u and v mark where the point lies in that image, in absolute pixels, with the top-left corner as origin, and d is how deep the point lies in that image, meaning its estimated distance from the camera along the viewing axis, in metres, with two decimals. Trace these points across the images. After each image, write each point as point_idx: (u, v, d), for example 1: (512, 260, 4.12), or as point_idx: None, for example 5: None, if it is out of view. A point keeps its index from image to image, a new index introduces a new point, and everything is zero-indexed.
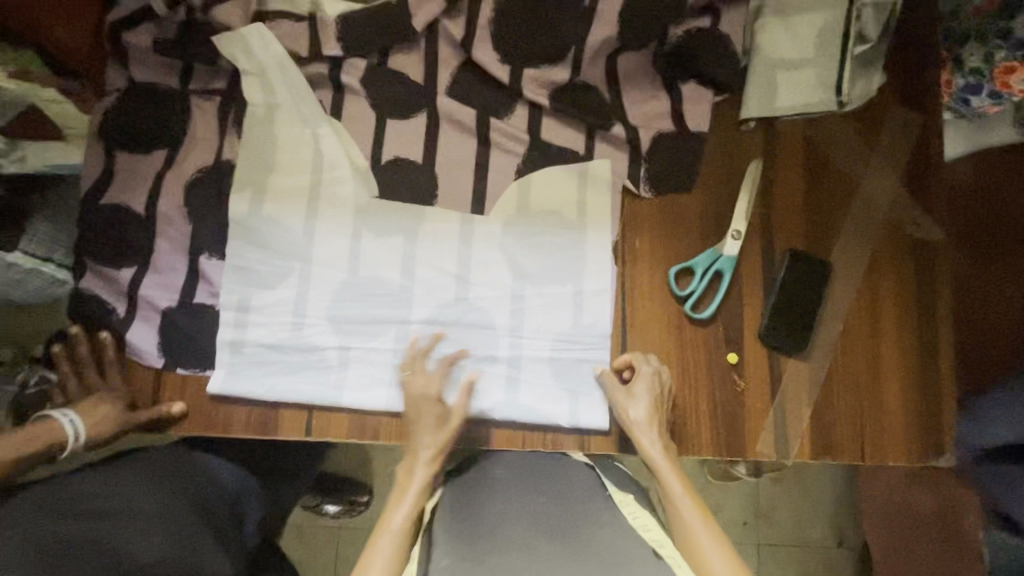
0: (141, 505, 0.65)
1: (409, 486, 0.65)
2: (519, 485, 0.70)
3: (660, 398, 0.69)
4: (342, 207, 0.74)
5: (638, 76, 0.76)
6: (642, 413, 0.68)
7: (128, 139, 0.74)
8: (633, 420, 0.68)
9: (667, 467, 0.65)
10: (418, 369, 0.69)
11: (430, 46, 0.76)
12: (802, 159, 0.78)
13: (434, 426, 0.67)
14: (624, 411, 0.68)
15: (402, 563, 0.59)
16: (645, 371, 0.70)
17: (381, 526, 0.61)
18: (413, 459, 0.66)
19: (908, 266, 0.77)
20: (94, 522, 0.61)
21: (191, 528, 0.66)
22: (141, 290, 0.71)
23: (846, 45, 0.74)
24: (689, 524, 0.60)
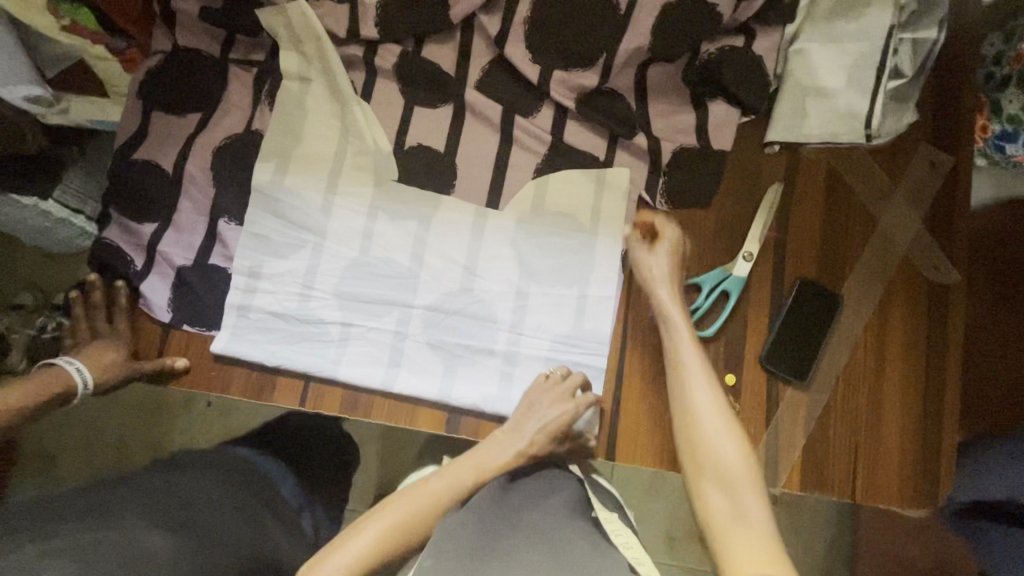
0: (195, 474, 0.74)
1: (502, 448, 0.67)
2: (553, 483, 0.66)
3: (681, 262, 0.72)
4: (362, 186, 0.75)
5: (667, 88, 0.76)
6: (663, 270, 0.70)
7: (164, 100, 0.77)
8: (652, 279, 0.70)
9: (678, 314, 0.69)
10: (566, 386, 0.70)
11: (465, 38, 0.77)
12: (823, 188, 0.77)
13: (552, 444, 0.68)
14: (647, 267, 0.71)
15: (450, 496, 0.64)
16: (672, 236, 0.72)
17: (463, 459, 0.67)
18: (511, 441, 0.67)
19: (919, 306, 0.76)
20: (176, 494, 0.69)
21: (256, 503, 0.75)
22: (159, 246, 0.73)
23: (880, 78, 0.73)
24: (687, 378, 0.65)
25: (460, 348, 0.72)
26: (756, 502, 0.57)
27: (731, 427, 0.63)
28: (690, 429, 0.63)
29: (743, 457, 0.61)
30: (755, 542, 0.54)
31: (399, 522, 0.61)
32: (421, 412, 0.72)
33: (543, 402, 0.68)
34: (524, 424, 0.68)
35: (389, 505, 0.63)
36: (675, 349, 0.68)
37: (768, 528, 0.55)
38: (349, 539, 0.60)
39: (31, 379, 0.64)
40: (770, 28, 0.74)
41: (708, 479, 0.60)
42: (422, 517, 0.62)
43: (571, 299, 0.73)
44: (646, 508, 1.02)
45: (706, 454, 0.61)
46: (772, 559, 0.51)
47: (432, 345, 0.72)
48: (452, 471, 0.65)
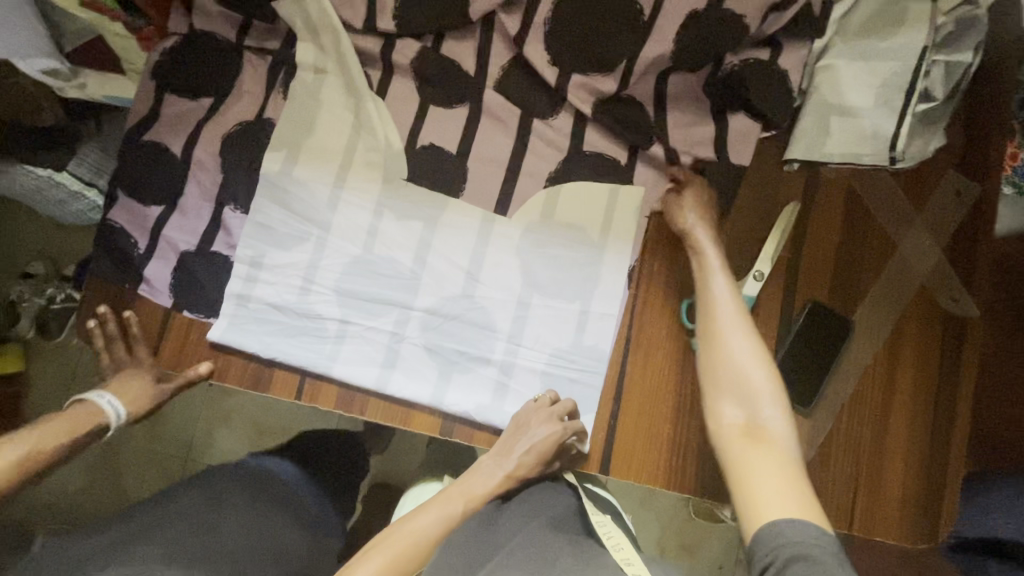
0: (201, 493, 0.74)
1: (496, 470, 0.69)
2: (542, 506, 0.66)
3: (710, 203, 0.72)
4: (369, 182, 0.74)
5: (687, 98, 0.74)
6: (693, 214, 0.70)
7: (178, 84, 0.76)
8: (689, 225, 0.70)
9: (709, 242, 0.69)
10: (551, 411, 0.69)
11: (484, 36, 0.76)
12: (841, 209, 0.75)
13: (534, 465, 0.69)
14: (682, 214, 0.71)
15: (444, 529, 0.65)
16: (697, 182, 0.72)
17: (455, 491, 0.69)
18: (498, 466, 0.69)
19: (934, 337, 0.74)
20: (187, 515, 0.70)
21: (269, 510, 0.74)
22: (164, 230, 0.73)
23: (910, 99, 0.70)
24: (714, 302, 0.66)
25: (457, 354, 0.71)
26: (777, 419, 0.59)
27: (761, 350, 0.63)
28: (714, 356, 0.64)
29: (773, 381, 0.61)
30: (778, 463, 0.56)
31: (400, 552, 0.62)
32: (414, 416, 0.71)
33: (531, 423, 0.68)
34: (514, 446, 0.68)
35: (385, 538, 0.64)
36: (705, 275, 0.68)
37: (791, 450, 0.58)
38: (355, 567, 0.61)
39: (64, 425, 0.67)
40: (799, 42, 0.72)
41: (727, 395, 0.62)
42: (420, 552, 0.63)
43: (572, 313, 0.72)
44: (636, 516, 1.01)
45: (727, 372, 0.62)
46: (795, 482, 0.54)
47: (430, 350, 0.71)
48: (442, 502, 0.67)
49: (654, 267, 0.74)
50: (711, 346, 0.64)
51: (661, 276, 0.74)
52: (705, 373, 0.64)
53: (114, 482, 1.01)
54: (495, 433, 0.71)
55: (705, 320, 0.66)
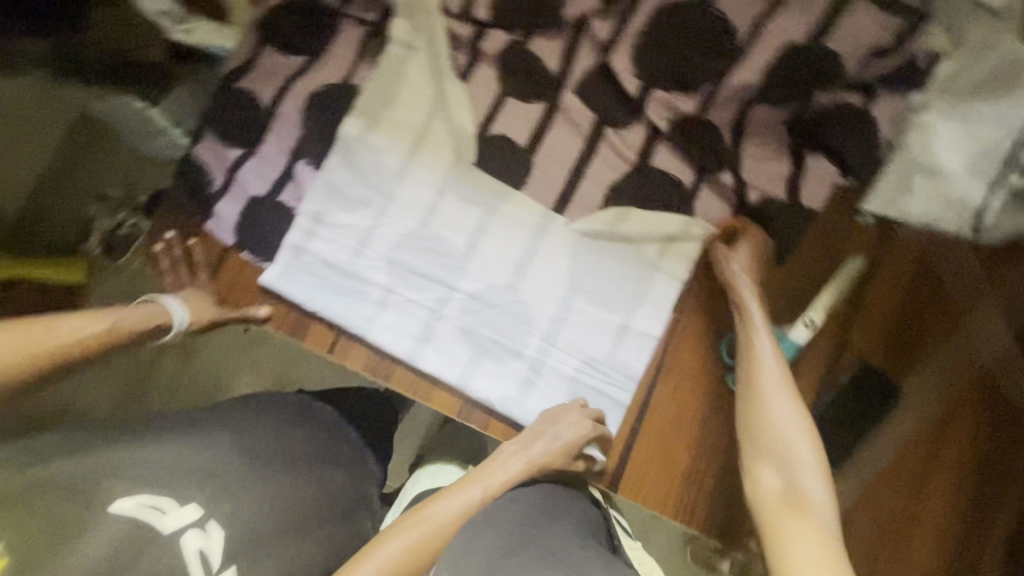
0: (257, 409, 0.62)
1: (529, 454, 0.63)
2: (576, 511, 0.60)
3: (762, 258, 0.70)
4: (440, 160, 0.76)
5: (768, 131, 0.72)
6: (742, 263, 0.68)
7: (277, 40, 0.80)
8: (735, 273, 0.67)
9: (752, 292, 0.66)
10: (580, 409, 0.68)
11: (574, 38, 0.76)
12: (910, 272, 0.72)
13: (557, 455, 0.63)
14: (725, 260, 0.69)
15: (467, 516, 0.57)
16: (751, 231, 0.70)
17: (480, 477, 0.61)
18: (525, 454, 0.63)
19: (990, 425, 0.69)
20: (246, 427, 0.59)
21: (327, 449, 0.64)
22: (240, 172, 0.77)
23: (1004, 170, 0.66)
24: (755, 357, 0.62)
25: (490, 343, 0.72)
26: (820, 489, 0.52)
27: (803, 415, 0.57)
28: (754, 415, 0.59)
29: (819, 453, 0.55)
30: (818, 531, 0.48)
31: (431, 533, 0.55)
32: (437, 392, 0.72)
33: (567, 416, 0.67)
34: (536, 443, 0.64)
35: (415, 523, 0.55)
36: (748, 331, 0.65)
37: (830, 523, 0.50)
38: (383, 538, 0.54)
39: (138, 311, 0.64)
40: (893, 93, 0.70)
41: (763, 457, 0.56)
42: (441, 542, 0.55)
43: (612, 326, 0.71)
44: None
45: (755, 428, 0.58)
46: (841, 555, 0.46)
47: (464, 332, 0.72)
48: (460, 488, 0.59)
49: (700, 296, 0.72)
50: (752, 408, 0.60)
51: (702, 308, 0.72)
52: (746, 428, 0.59)
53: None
54: (511, 427, 0.71)
55: (744, 376, 0.62)
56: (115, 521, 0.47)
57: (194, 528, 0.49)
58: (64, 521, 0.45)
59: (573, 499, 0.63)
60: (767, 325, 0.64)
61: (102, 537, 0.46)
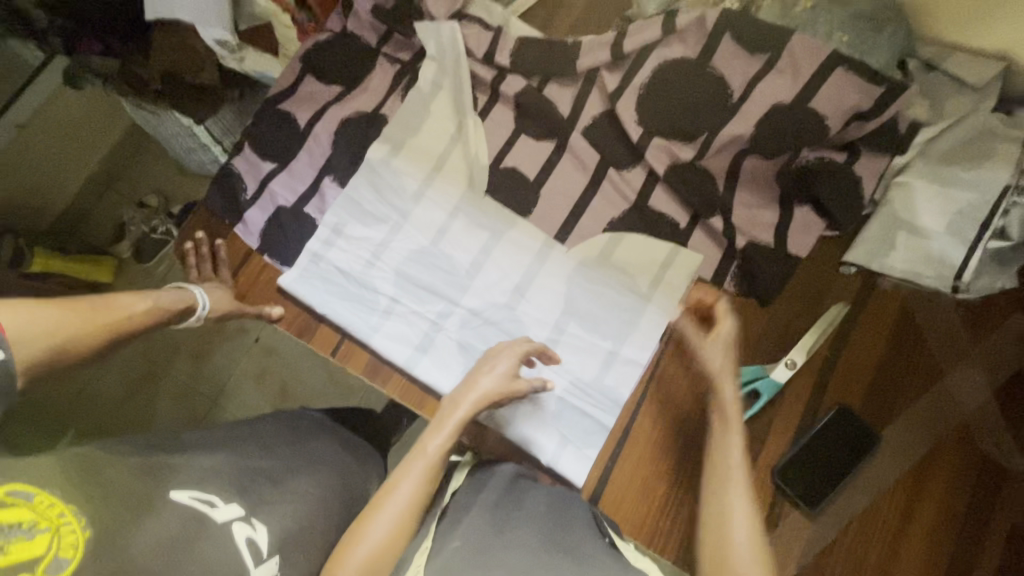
0: (269, 428, 0.69)
1: (463, 398, 0.64)
2: (563, 515, 0.61)
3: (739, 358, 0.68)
4: (454, 187, 0.83)
5: (759, 182, 0.77)
6: (719, 358, 0.67)
7: (318, 71, 0.89)
8: (718, 370, 0.66)
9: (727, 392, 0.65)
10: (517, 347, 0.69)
11: (585, 88, 0.84)
12: (893, 323, 0.74)
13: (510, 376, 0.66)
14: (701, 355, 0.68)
15: (429, 486, 0.58)
16: (726, 320, 0.69)
17: (416, 449, 0.60)
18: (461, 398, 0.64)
19: (967, 482, 0.70)
20: (256, 437, 0.66)
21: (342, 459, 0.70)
22: (272, 183, 0.84)
23: (981, 233, 0.70)
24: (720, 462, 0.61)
25: None
26: None
27: (759, 543, 0.55)
28: (713, 527, 0.58)
29: None
30: None
31: (401, 516, 0.56)
32: (429, 401, 0.76)
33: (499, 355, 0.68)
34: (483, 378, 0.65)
35: (386, 499, 0.57)
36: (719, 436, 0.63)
37: None
38: (366, 522, 0.56)
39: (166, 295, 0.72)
40: (877, 154, 0.75)
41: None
42: (415, 512, 0.56)
43: (601, 351, 0.75)
44: None
45: (716, 544, 0.56)
46: None
47: (461, 345, 0.77)
48: (411, 467, 0.59)
49: None
50: (710, 518, 0.58)
51: (675, 390, 0.74)
52: (703, 542, 0.58)
53: (145, 404, 1.08)
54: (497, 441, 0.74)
55: (709, 484, 0.61)
56: (173, 507, 0.52)
57: (241, 522, 0.54)
58: (135, 501, 0.51)
59: (545, 497, 0.64)
60: (741, 426, 0.63)
61: (162, 521, 0.51)
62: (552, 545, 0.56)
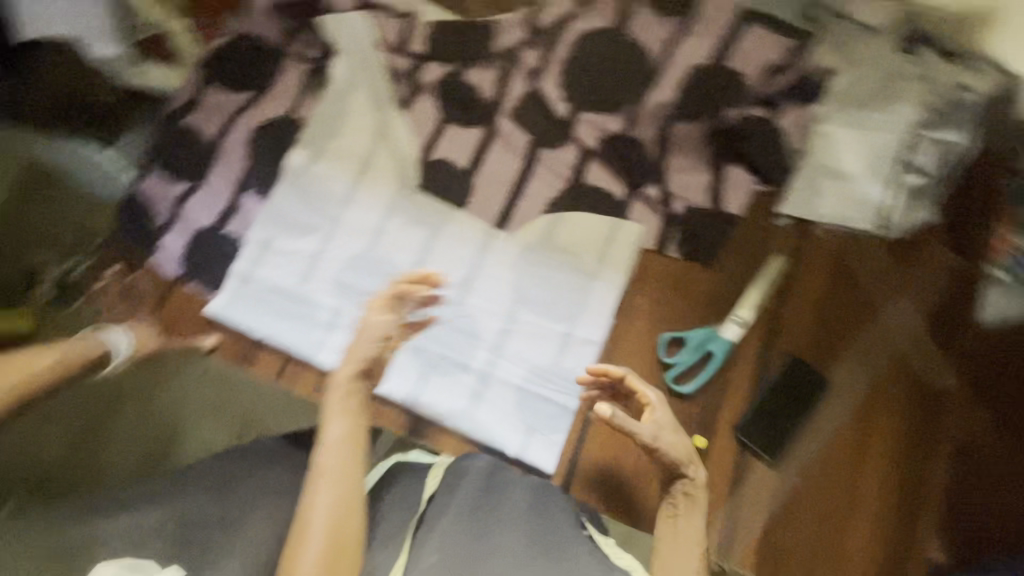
0: (223, 465, 0.63)
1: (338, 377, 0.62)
2: (542, 513, 0.59)
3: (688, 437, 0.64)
4: (385, 187, 0.79)
5: (689, 146, 0.77)
6: (674, 443, 0.63)
7: (221, 79, 0.83)
8: (683, 460, 0.62)
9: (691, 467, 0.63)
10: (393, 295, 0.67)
11: (505, 68, 0.81)
12: (828, 268, 0.76)
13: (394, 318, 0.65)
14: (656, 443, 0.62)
15: (355, 491, 0.55)
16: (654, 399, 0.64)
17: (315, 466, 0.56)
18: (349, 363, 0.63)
19: (910, 410, 0.73)
20: (209, 478, 0.61)
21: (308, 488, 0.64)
22: (186, 205, 0.79)
23: (896, 170, 0.74)
24: (669, 533, 0.62)
25: (439, 359, 0.74)
26: None
27: None
28: None
29: None
30: None
31: (327, 536, 0.52)
32: (387, 411, 0.73)
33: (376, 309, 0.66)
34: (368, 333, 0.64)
35: (302, 531, 0.52)
36: (672, 514, 0.63)
37: None
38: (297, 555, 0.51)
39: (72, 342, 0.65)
40: (796, 106, 0.76)
41: None
42: (355, 526, 0.54)
43: (555, 335, 0.74)
44: None
45: None
46: None
47: (413, 349, 0.74)
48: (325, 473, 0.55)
49: (640, 301, 0.76)
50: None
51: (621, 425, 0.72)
52: None
53: None
54: (463, 442, 0.72)
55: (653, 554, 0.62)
56: None
57: None
58: None
59: (522, 493, 0.61)
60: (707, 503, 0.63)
61: None
62: (534, 542, 0.55)
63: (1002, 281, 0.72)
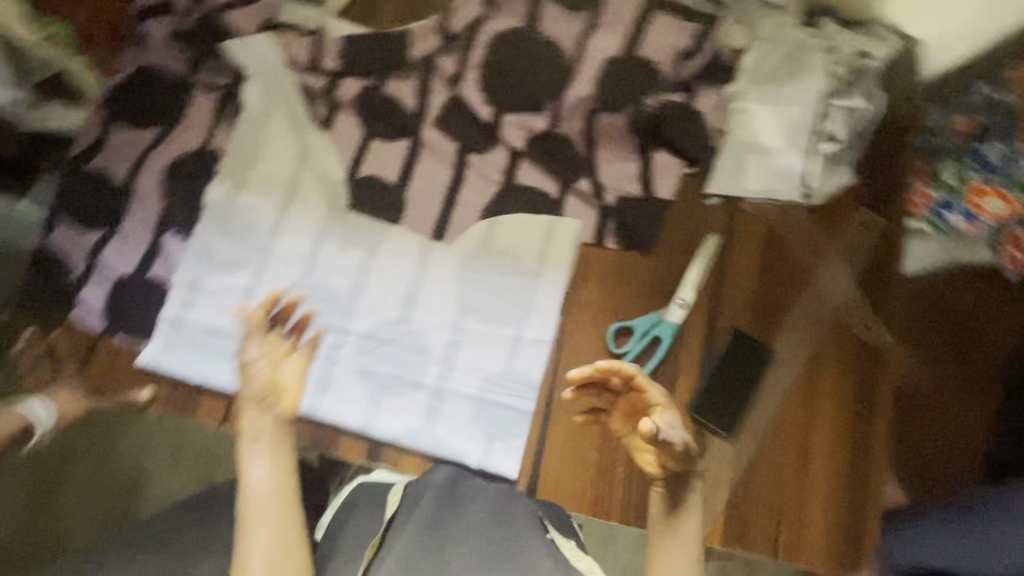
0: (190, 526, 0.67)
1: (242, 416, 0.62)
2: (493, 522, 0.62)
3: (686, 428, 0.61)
4: (313, 211, 0.77)
5: (615, 136, 0.78)
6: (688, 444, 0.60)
7: (125, 117, 0.79)
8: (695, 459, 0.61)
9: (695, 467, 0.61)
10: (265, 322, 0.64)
11: (423, 76, 0.80)
12: (760, 241, 0.78)
13: (276, 343, 0.64)
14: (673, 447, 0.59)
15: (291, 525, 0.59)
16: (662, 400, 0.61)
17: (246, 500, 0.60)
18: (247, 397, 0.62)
19: (851, 368, 0.76)
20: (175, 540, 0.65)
21: None
22: (103, 253, 0.75)
23: (813, 141, 0.76)
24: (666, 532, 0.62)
25: (390, 379, 0.73)
26: None
27: None
28: None
29: None
30: None
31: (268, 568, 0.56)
32: (343, 439, 0.72)
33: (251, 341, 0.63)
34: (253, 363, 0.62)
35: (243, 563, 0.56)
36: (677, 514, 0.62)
37: None
38: None
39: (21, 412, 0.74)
40: (712, 86, 0.78)
41: None
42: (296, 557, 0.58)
43: (505, 339, 0.74)
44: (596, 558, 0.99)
45: None
46: None
47: (362, 373, 0.73)
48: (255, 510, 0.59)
49: (585, 295, 0.76)
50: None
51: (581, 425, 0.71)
52: None
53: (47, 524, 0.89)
54: (424, 460, 0.71)
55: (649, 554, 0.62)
56: None
57: None
58: None
59: (477, 505, 0.64)
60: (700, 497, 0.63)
61: None
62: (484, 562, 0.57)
63: (926, 232, 0.83)
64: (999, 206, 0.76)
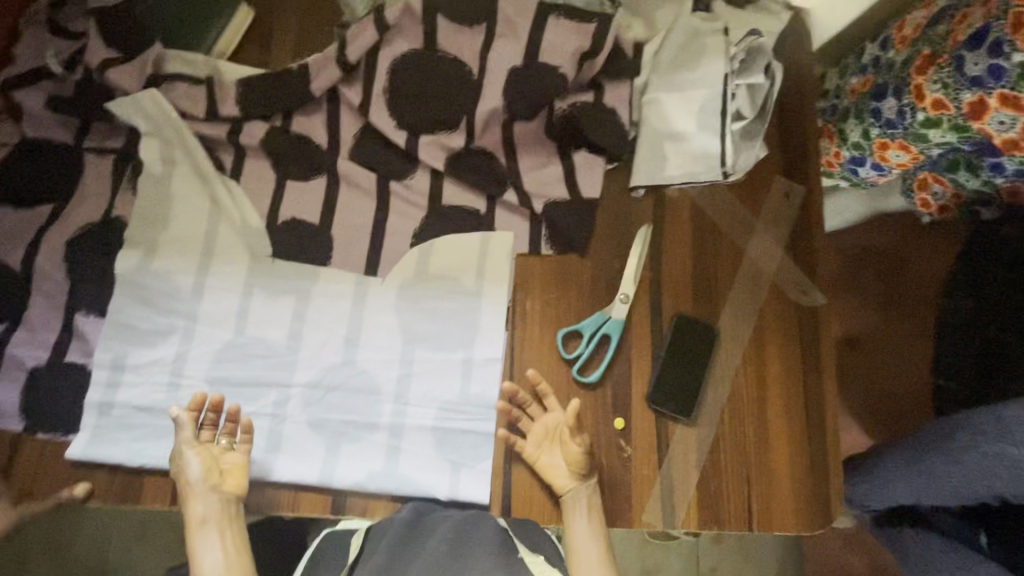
0: None
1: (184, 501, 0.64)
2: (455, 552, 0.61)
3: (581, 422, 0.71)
4: (235, 265, 0.73)
5: (533, 143, 0.78)
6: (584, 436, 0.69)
7: (11, 196, 0.74)
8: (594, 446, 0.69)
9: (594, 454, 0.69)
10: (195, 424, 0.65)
11: (331, 110, 0.78)
12: (690, 224, 0.80)
13: (208, 441, 0.66)
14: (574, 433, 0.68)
15: None
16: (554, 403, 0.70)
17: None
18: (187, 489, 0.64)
19: (794, 333, 0.78)
20: None
21: None
22: (10, 347, 0.69)
23: (724, 119, 0.77)
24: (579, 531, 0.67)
25: (343, 425, 0.70)
26: None
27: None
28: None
29: None
30: None
31: None
32: (303, 495, 0.69)
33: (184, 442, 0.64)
34: (185, 461, 0.64)
35: None
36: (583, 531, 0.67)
37: None
38: None
39: None
40: (619, 80, 0.79)
41: None
42: None
43: (456, 363, 0.73)
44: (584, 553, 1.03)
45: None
46: None
47: (313, 424, 0.70)
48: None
49: (529, 306, 0.76)
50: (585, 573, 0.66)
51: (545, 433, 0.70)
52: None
53: None
54: (392, 501, 0.69)
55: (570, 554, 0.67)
56: None
57: None
58: None
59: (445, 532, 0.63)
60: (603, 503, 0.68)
61: None
62: None
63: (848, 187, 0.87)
64: (901, 154, 0.76)
